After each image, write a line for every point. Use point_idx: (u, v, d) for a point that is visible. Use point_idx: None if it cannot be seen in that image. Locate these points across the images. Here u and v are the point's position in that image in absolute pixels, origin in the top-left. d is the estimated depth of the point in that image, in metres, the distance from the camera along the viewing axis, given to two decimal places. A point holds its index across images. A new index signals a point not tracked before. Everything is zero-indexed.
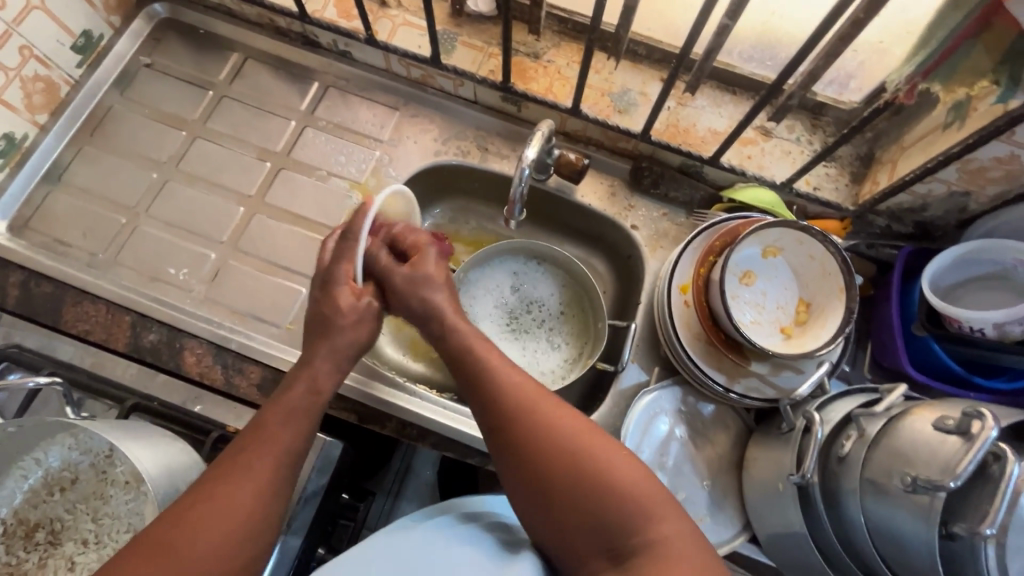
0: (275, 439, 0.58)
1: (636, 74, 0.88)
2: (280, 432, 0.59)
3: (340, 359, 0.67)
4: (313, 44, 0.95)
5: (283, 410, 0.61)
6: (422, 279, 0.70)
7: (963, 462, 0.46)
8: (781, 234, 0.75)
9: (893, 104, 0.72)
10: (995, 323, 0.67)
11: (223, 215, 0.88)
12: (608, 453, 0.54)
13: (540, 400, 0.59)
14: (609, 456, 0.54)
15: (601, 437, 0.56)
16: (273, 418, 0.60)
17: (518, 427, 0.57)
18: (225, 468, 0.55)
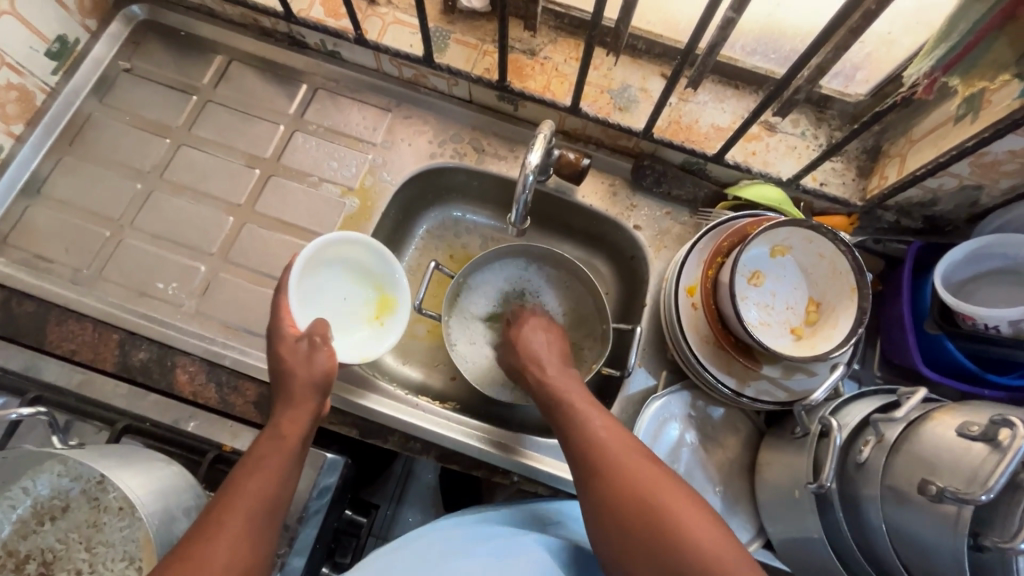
0: (247, 492, 0.56)
1: (636, 70, 0.85)
2: (250, 487, 0.56)
3: (300, 401, 0.65)
4: (300, 44, 0.91)
5: (259, 460, 0.59)
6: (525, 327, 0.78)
7: (993, 475, 0.44)
8: (790, 233, 0.73)
9: (910, 97, 0.66)
10: (1011, 320, 0.65)
11: (212, 225, 0.84)
12: (699, 522, 0.53)
13: (635, 459, 0.59)
14: (690, 519, 0.53)
15: (674, 490, 0.55)
16: (243, 475, 0.57)
17: (610, 482, 0.57)
18: (200, 537, 0.53)
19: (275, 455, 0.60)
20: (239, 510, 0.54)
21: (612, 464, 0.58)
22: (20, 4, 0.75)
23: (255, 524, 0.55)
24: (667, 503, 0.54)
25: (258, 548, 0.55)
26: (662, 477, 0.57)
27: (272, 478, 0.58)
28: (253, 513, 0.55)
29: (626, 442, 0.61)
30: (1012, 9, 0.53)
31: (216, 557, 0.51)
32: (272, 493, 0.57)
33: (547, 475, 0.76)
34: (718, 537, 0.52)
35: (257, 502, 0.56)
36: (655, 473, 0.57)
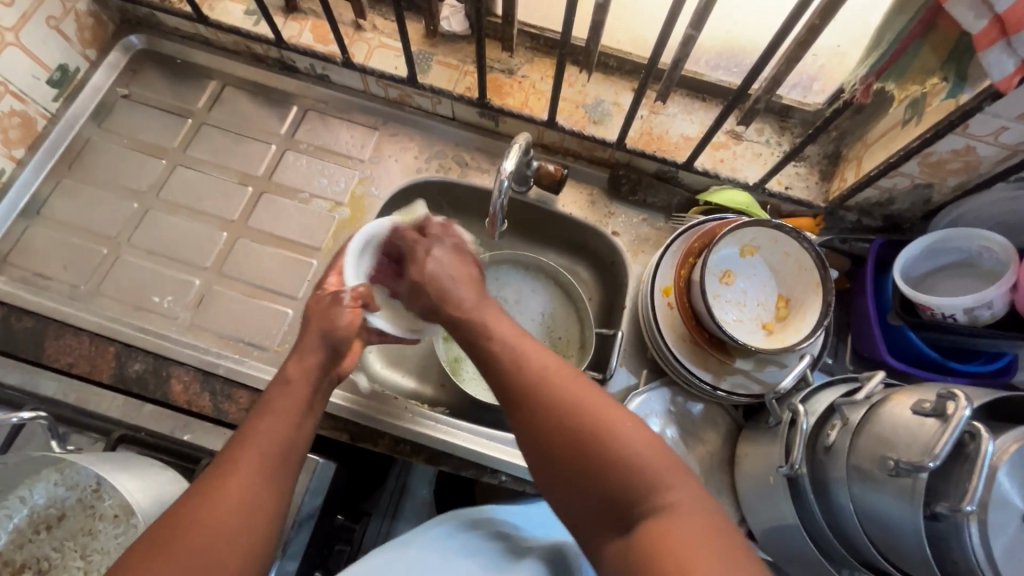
0: (257, 433, 0.55)
1: (608, 85, 0.91)
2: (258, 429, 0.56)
3: (309, 346, 0.63)
4: (291, 69, 0.96)
5: (276, 405, 0.58)
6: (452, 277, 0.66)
7: (940, 443, 0.48)
8: (756, 233, 0.78)
9: (851, 105, 0.73)
10: (965, 308, 0.69)
11: (207, 241, 0.88)
12: (617, 417, 0.53)
13: (550, 370, 0.57)
14: (630, 433, 0.52)
15: (617, 411, 0.54)
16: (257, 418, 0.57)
17: (527, 393, 0.56)
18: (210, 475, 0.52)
19: (289, 402, 0.59)
20: (254, 455, 0.54)
21: (530, 380, 0.56)
22: (24, 35, 0.79)
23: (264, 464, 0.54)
24: (582, 408, 0.54)
25: (270, 489, 0.53)
26: (587, 388, 0.56)
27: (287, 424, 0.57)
28: (268, 454, 0.55)
29: (551, 359, 0.58)
30: (929, 18, 0.61)
31: (230, 492, 0.51)
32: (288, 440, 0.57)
33: None
34: (634, 430, 0.52)
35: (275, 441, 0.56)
36: (574, 381, 0.56)
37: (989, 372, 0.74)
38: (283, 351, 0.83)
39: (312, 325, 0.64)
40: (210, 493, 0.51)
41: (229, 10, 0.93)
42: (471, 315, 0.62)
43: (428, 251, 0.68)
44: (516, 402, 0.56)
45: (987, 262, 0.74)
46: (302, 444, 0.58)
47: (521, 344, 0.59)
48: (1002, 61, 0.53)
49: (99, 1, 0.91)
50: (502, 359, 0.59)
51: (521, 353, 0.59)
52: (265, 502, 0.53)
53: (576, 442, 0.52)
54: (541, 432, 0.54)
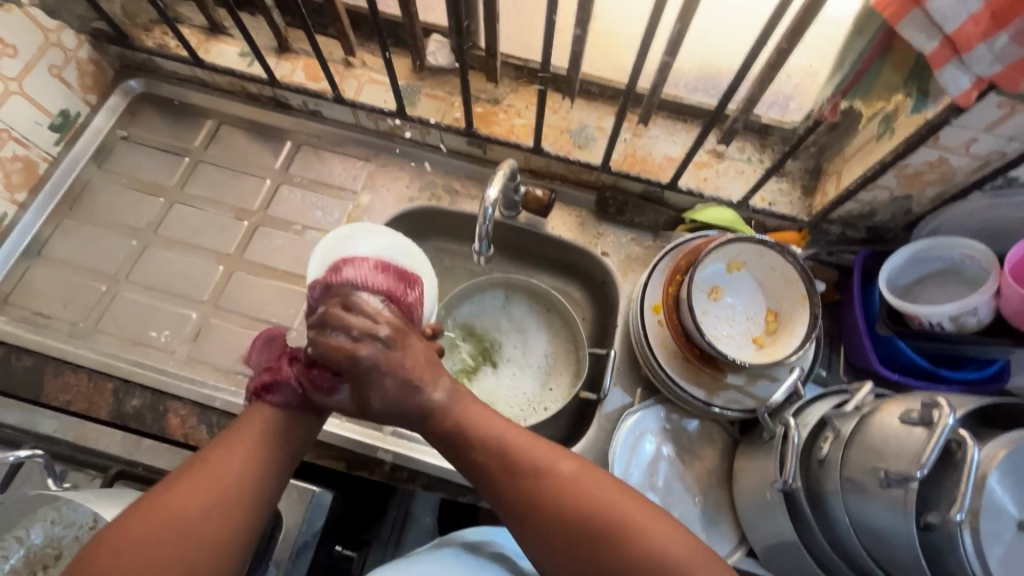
0: (236, 449, 0.57)
1: (591, 111, 0.93)
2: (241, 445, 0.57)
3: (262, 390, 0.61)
4: (284, 106, 0.99)
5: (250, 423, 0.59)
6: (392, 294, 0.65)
7: (927, 451, 0.49)
8: (741, 249, 0.79)
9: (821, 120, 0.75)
10: (951, 315, 0.70)
11: (203, 275, 0.89)
12: (647, 520, 0.53)
13: (579, 478, 0.56)
14: (665, 534, 0.53)
15: (646, 511, 0.54)
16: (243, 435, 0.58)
17: (550, 506, 0.54)
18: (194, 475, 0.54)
19: (261, 427, 0.59)
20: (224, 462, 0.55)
21: (554, 488, 0.55)
22: (27, 84, 0.83)
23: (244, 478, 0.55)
24: (614, 511, 0.54)
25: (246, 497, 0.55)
26: (608, 487, 0.55)
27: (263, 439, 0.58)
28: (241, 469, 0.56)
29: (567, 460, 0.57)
30: (886, 40, 0.66)
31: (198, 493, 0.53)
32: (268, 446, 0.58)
33: None
34: (672, 531, 0.53)
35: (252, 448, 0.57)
36: (600, 485, 0.55)
37: (981, 379, 0.74)
38: None
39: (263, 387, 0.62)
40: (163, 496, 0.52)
41: (224, 52, 0.96)
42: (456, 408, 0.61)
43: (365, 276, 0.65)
44: (532, 524, 0.55)
45: (970, 269, 0.75)
46: (283, 450, 0.59)
47: (530, 447, 0.58)
48: (958, 77, 0.55)
49: (99, 48, 0.95)
50: (523, 476, 0.57)
51: (540, 462, 0.57)
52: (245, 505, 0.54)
53: (612, 548, 0.52)
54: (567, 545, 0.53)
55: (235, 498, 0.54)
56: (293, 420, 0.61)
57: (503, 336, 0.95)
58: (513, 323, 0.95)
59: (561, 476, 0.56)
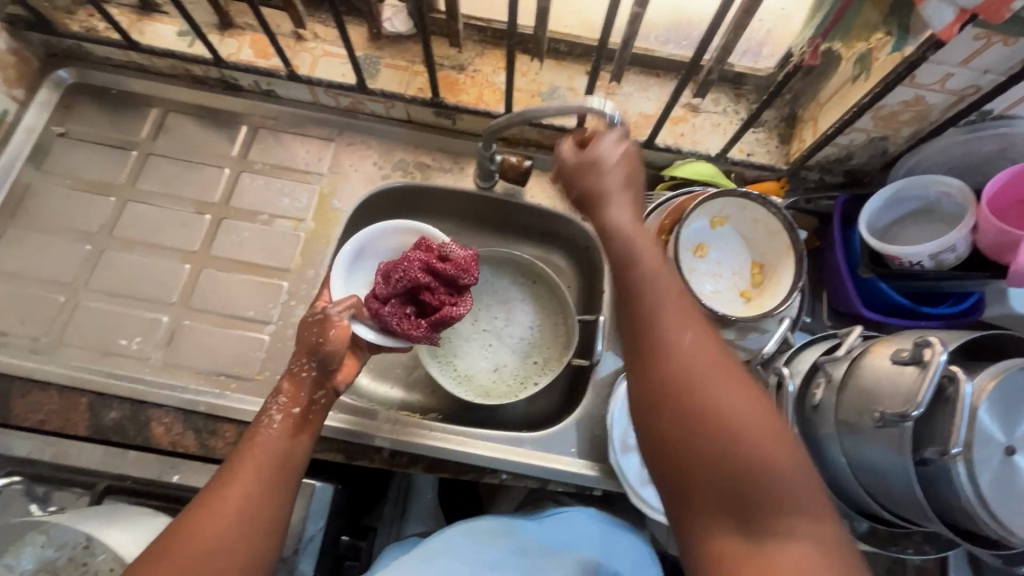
0: (256, 450, 0.61)
1: (562, 71, 0.89)
2: (256, 447, 0.61)
3: (285, 403, 0.65)
4: (234, 87, 0.93)
5: (253, 447, 0.61)
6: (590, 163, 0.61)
7: (922, 391, 0.50)
8: (723, 203, 0.78)
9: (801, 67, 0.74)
10: (931, 253, 0.71)
11: (169, 276, 0.84)
12: (769, 434, 0.46)
13: (725, 384, 0.48)
14: (782, 452, 0.46)
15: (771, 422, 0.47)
16: (254, 448, 0.61)
17: (677, 380, 0.48)
18: (210, 493, 0.57)
19: (268, 442, 0.62)
20: (248, 467, 0.59)
21: (674, 348, 0.50)
22: None
23: (261, 483, 0.59)
24: (741, 404, 0.47)
25: (263, 515, 0.57)
26: (738, 381, 0.49)
27: (267, 463, 0.60)
28: (262, 469, 0.60)
29: (705, 344, 0.50)
30: None
31: (226, 503, 0.56)
32: (273, 466, 0.61)
33: (534, 468, 0.78)
34: (797, 465, 0.46)
35: (257, 480, 0.59)
36: (734, 379, 0.49)
37: (958, 312, 0.77)
38: (263, 379, 0.80)
39: (299, 347, 0.69)
40: (195, 517, 0.55)
41: (161, 32, 0.89)
42: (626, 239, 0.56)
43: (609, 137, 0.62)
44: (659, 377, 0.49)
45: (946, 206, 0.76)
46: (287, 477, 0.61)
47: (671, 303, 0.52)
48: (942, 11, 0.55)
49: (19, 37, 0.86)
50: (664, 349, 0.50)
51: (691, 354, 0.50)
52: (265, 520, 0.58)
53: (718, 436, 0.46)
54: (670, 428, 0.48)
55: (249, 509, 0.57)
56: (289, 437, 0.63)
57: (479, 316, 0.94)
58: (495, 293, 0.94)
59: (679, 339, 0.50)
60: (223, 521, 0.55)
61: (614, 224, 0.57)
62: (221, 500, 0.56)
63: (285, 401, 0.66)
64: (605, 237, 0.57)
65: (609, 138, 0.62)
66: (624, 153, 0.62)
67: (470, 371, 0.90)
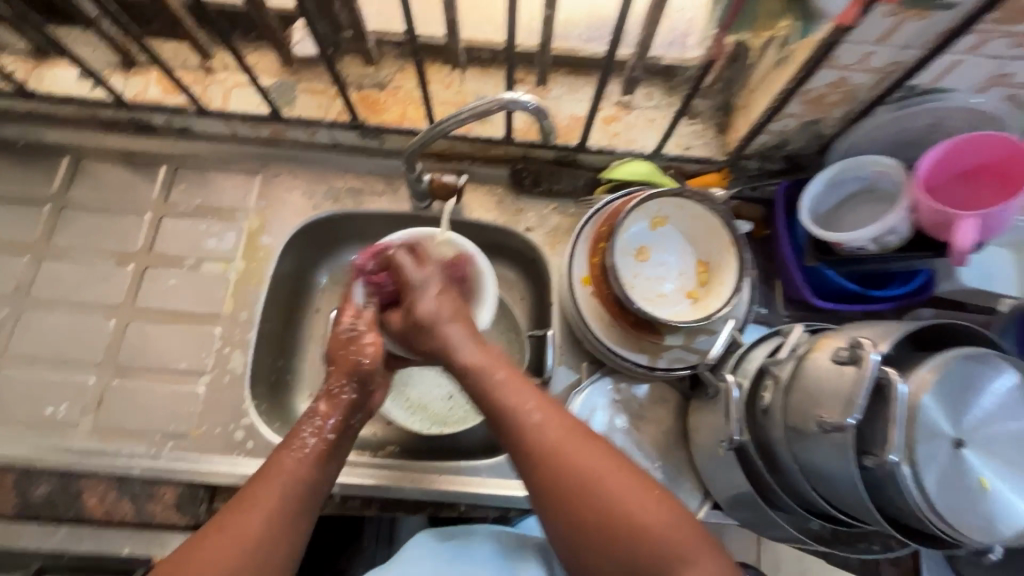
0: (284, 470, 0.57)
1: (487, 79, 0.86)
2: (287, 463, 0.57)
3: (320, 422, 0.61)
4: (148, 127, 0.88)
5: (279, 469, 0.57)
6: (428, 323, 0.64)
7: (857, 395, 0.48)
8: (660, 204, 0.76)
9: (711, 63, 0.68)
10: (872, 238, 0.68)
11: (95, 334, 0.80)
12: (617, 476, 0.54)
13: (570, 442, 0.55)
14: (647, 503, 0.53)
15: (636, 480, 0.54)
16: (284, 468, 0.57)
17: (554, 489, 0.54)
18: (234, 513, 0.53)
19: (293, 468, 0.57)
20: (273, 491, 0.55)
21: (552, 452, 0.55)
22: None
23: (286, 513, 0.54)
24: (626, 496, 0.53)
25: (281, 549, 0.53)
26: (613, 464, 0.55)
27: (297, 495, 0.56)
28: (288, 497, 0.55)
29: (565, 420, 0.57)
30: None
31: (250, 530, 0.52)
32: (300, 494, 0.56)
33: (492, 496, 0.75)
34: (658, 505, 0.53)
35: (281, 508, 0.54)
36: (595, 445, 0.56)
37: (908, 292, 0.75)
38: (202, 434, 0.76)
39: (337, 366, 0.65)
40: (211, 542, 0.51)
41: (61, 78, 0.84)
42: (480, 366, 0.61)
43: (425, 294, 0.66)
44: (554, 487, 0.54)
45: (885, 185, 0.74)
46: (308, 509, 0.56)
47: (537, 408, 0.57)
48: None
49: None
50: (526, 439, 0.56)
51: (540, 425, 0.56)
52: (284, 554, 0.54)
53: (605, 521, 0.52)
54: (560, 500, 0.53)
55: (270, 542, 0.53)
56: (318, 464, 0.58)
57: None
58: None
59: (557, 439, 0.55)
60: (243, 552, 0.51)
61: (460, 361, 0.61)
62: (243, 524, 0.53)
63: (319, 421, 0.61)
64: (462, 372, 0.62)
65: (426, 296, 0.65)
66: (454, 307, 0.66)
67: (423, 400, 0.87)
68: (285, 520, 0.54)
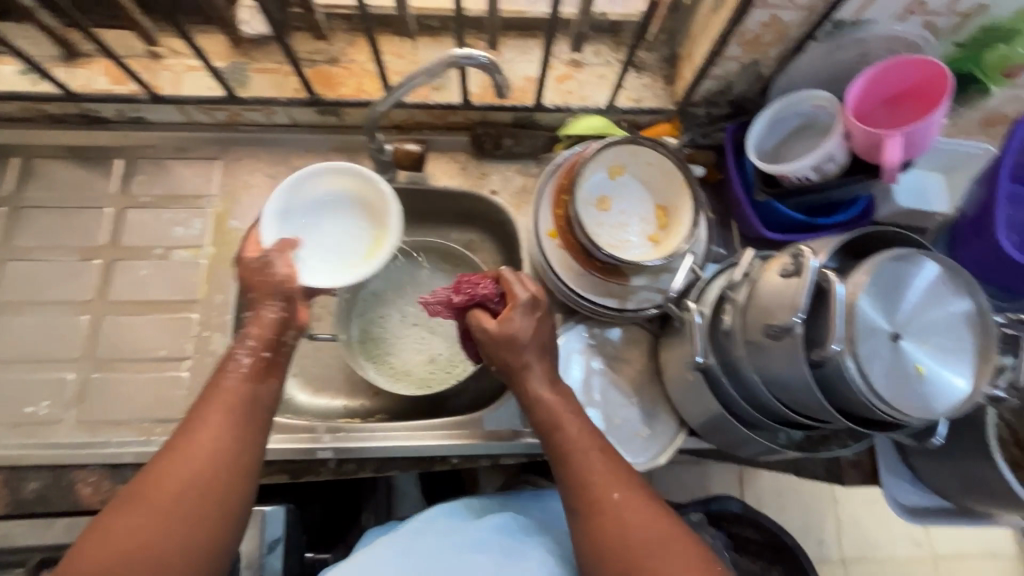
0: (225, 387, 0.58)
1: (439, 46, 0.87)
2: (228, 386, 0.58)
3: (256, 344, 0.61)
4: (99, 120, 0.87)
5: (218, 391, 0.58)
6: (507, 339, 0.64)
7: (800, 298, 0.53)
8: (617, 153, 0.80)
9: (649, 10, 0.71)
10: (812, 167, 0.73)
11: (68, 330, 0.80)
12: (663, 540, 0.57)
13: (624, 495, 0.59)
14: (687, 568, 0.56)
15: (679, 544, 0.57)
16: (226, 385, 0.58)
17: (604, 533, 0.58)
18: (185, 428, 0.56)
19: (236, 386, 0.59)
20: (217, 406, 0.57)
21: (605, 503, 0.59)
22: None
23: (235, 426, 0.57)
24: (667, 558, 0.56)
25: (238, 464, 0.55)
26: (662, 526, 0.58)
27: (232, 413, 0.57)
28: (231, 411, 0.57)
29: (620, 473, 0.61)
30: None
31: (199, 448, 0.54)
32: (244, 410, 0.58)
33: (481, 446, 0.78)
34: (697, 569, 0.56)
35: (227, 423, 0.56)
36: (645, 503, 0.59)
37: (852, 218, 0.80)
38: None
39: (255, 291, 0.65)
40: (165, 469, 0.53)
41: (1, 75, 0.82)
42: (544, 400, 0.65)
43: (523, 318, 0.65)
44: (602, 533, 0.58)
45: (823, 118, 0.78)
46: (256, 421, 0.58)
47: (596, 458, 0.62)
48: None
49: None
50: (591, 495, 0.60)
51: (599, 474, 0.61)
52: (241, 470, 0.56)
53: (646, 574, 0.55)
54: (606, 546, 0.57)
55: (221, 462, 0.54)
56: (257, 382, 0.60)
57: (407, 313, 0.93)
58: (415, 285, 0.94)
59: (610, 488, 0.60)
60: (196, 473, 0.53)
61: (534, 396, 0.65)
62: (191, 447, 0.54)
63: (252, 343, 0.61)
64: (529, 404, 0.65)
65: (524, 321, 0.65)
66: (540, 332, 0.66)
67: (405, 367, 0.90)
68: (233, 433, 0.56)
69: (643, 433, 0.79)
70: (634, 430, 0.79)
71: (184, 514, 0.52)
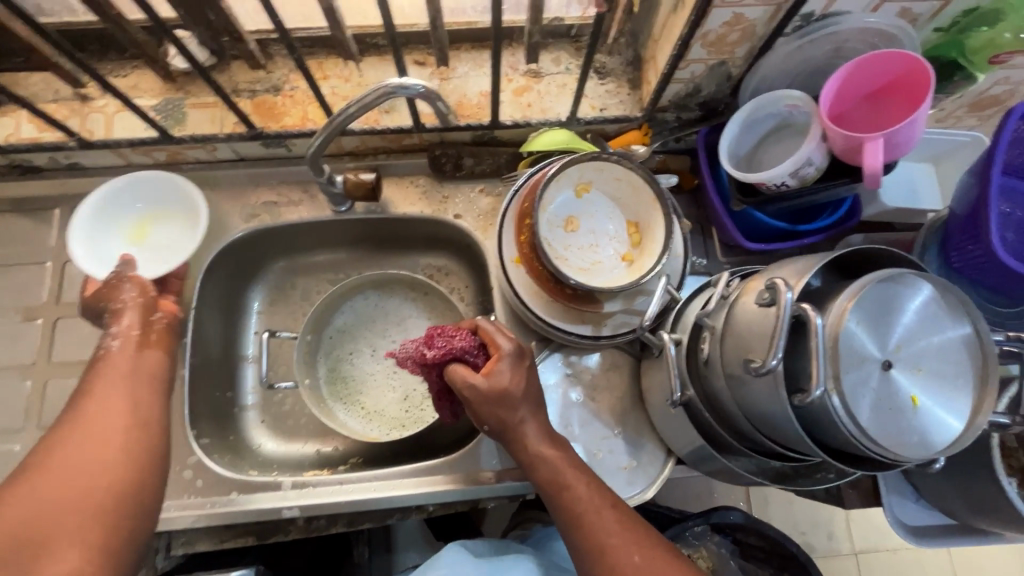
0: (111, 364, 0.61)
1: (386, 66, 0.82)
2: (116, 365, 0.61)
3: (138, 334, 0.65)
4: (32, 169, 0.82)
5: (103, 368, 0.60)
6: (496, 395, 0.63)
7: (776, 338, 0.47)
8: (580, 170, 0.74)
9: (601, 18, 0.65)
10: (790, 173, 0.67)
11: (12, 399, 0.75)
12: None
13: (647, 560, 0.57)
14: None
15: None
16: (114, 365, 0.61)
17: None
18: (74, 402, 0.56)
19: (124, 360, 0.62)
20: (104, 378, 0.59)
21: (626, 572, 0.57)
22: None
23: (132, 387, 0.59)
24: None
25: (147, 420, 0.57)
26: None
27: (125, 377, 0.60)
28: (122, 376, 0.60)
29: (639, 536, 0.59)
30: None
31: (105, 410, 0.55)
32: (139, 375, 0.61)
33: (458, 493, 0.74)
34: None
35: (125, 385, 0.59)
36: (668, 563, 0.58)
37: (837, 221, 0.75)
38: None
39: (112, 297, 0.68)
40: (60, 446, 0.51)
41: None
42: (548, 458, 0.63)
43: (510, 372, 0.64)
44: None
45: (799, 117, 0.73)
46: (156, 384, 0.62)
47: (610, 523, 0.60)
48: None
49: None
50: (612, 561, 0.58)
51: (617, 542, 0.58)
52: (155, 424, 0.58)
53: None
54: None
55: (125, 419, 0.56)
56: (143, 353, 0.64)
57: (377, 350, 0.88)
58: (383, 320, 0.89)
59: (632, 554, 0.58)
60: (109, 432, 0.54)
61: (535, 451, 0.64)
62: (90, 410, 0.55)
63: (119, 329, 0.65)
64: (530, 462, 0.64)
65: (510, 371, 0.64)
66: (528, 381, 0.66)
67: (378, 407, 0.86)
68: (131, 394, 0.59)
69: (629, 465, 0.75)
70: (619, 462, 0.75)
71: (96, 471, 0.51)
